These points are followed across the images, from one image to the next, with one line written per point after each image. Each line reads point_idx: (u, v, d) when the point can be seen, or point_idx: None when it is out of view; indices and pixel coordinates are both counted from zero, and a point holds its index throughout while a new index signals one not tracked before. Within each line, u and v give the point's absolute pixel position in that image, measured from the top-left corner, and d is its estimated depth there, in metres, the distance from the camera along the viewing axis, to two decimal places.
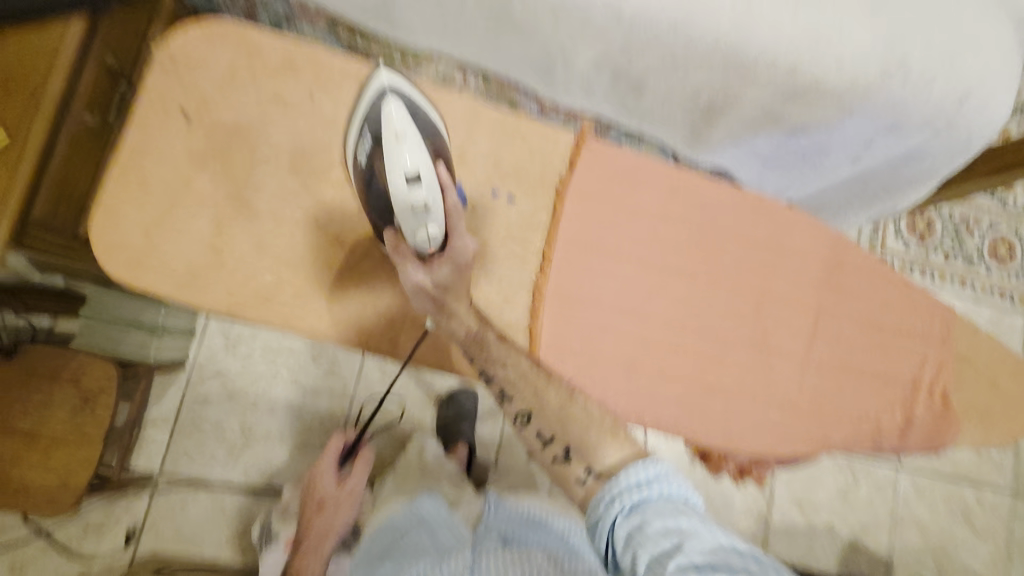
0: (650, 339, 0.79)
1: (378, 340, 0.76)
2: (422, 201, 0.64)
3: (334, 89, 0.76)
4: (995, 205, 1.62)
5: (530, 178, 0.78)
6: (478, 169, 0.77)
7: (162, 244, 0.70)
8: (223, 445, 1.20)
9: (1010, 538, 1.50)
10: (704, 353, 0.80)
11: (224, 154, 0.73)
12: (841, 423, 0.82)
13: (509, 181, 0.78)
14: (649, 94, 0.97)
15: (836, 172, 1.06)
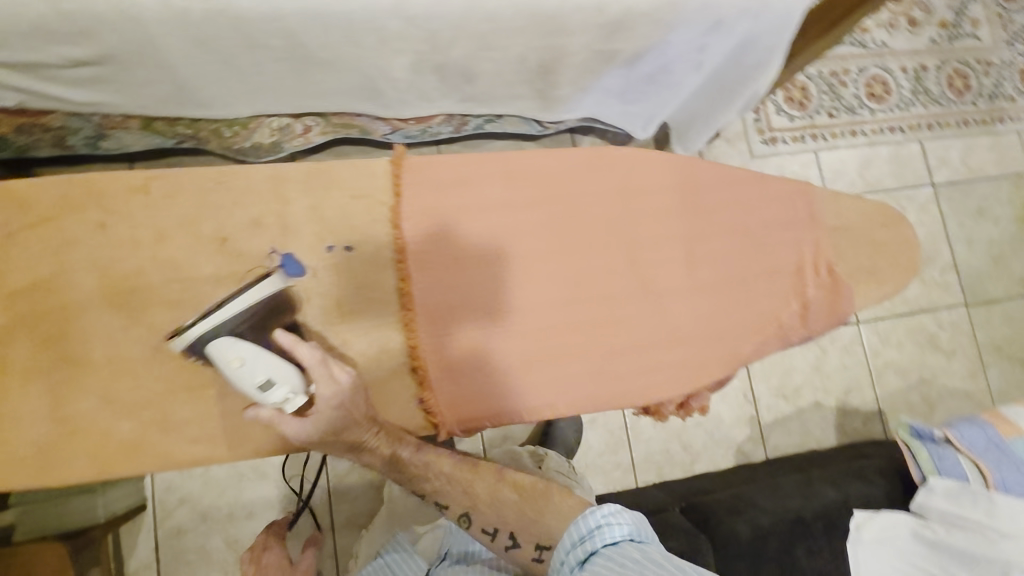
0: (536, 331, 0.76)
1: (266, 441, 0.70)
2: (283, 397, 0.61)
3: (126, 207, 0.71)
4: (858, 50, 1.65)
5: (360, 220, 0.74)
6: (304, 232, 0.72)
7: (6, 436, 0.67)
8: (216, 567, 1.16)
9: (977, 347, 1.57)
10: (594, 323, 0.78)
11: (36, 318, 0.68)
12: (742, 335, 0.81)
13: (337, 232, 0.73)
14: (480, 77, 0.95)
15: (688, 84, 1.06)
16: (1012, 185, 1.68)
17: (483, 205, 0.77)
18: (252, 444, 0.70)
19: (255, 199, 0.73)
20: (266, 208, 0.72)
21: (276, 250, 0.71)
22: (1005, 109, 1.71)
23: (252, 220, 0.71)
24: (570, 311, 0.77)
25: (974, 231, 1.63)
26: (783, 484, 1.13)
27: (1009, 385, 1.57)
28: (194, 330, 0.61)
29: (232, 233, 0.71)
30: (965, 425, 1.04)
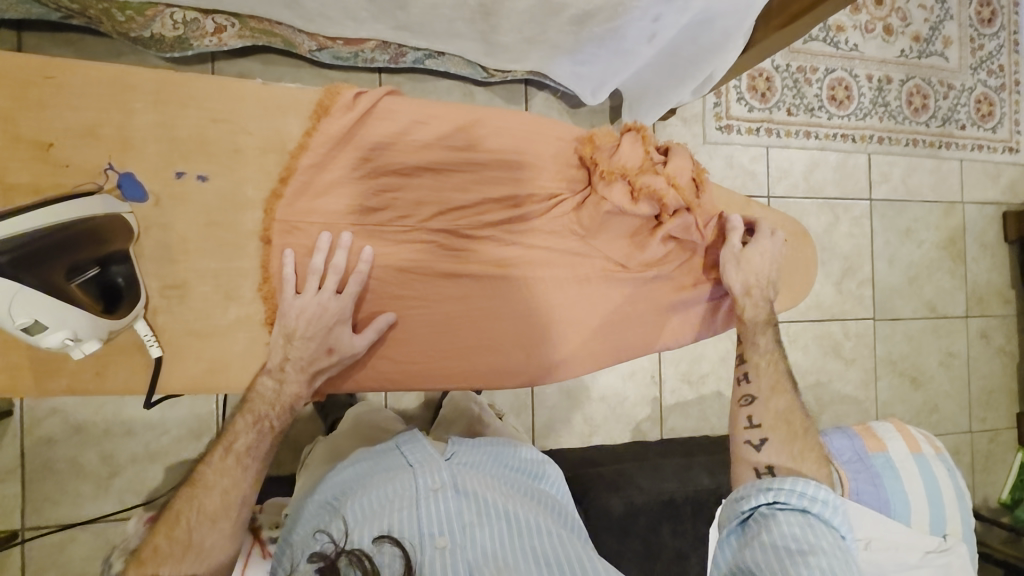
0: (442, 332, 0.85)
1: (80, 380, 0.74)
2: (60, 340, 0.65)
3: None
4: (829, 50, 1.61)
5: (217, 151, 0.75)
6: (150, 154, 0.72)
7: None
8: (89, 480, 1.11)
9: (875, 359, 1.66)
10: (422, 296, 0.84)
11: None
12: (555, 317, 0.89)
13: (193, 160, 0.74)
14: (415, 7, 0.87)
15: (639, 55, 1.01)
16: (943, 211, 1.73)
17: (405, 193, 0.81)
18: (65, 381, 0.74)
19: (81, 112, 0.70)
20: (107, 118, 0.71)
21: (112, 166, 0.71)
22: (954, 135, 1.74)
23: (85, 129, 0.70)
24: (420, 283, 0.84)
25: (898, 250, 1.68)
26: (665, 466, 1.18)
27: (894, 398, 1.68)
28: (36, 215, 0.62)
29: (61, 138, 0.70)
30: (836, 434, 1.09)
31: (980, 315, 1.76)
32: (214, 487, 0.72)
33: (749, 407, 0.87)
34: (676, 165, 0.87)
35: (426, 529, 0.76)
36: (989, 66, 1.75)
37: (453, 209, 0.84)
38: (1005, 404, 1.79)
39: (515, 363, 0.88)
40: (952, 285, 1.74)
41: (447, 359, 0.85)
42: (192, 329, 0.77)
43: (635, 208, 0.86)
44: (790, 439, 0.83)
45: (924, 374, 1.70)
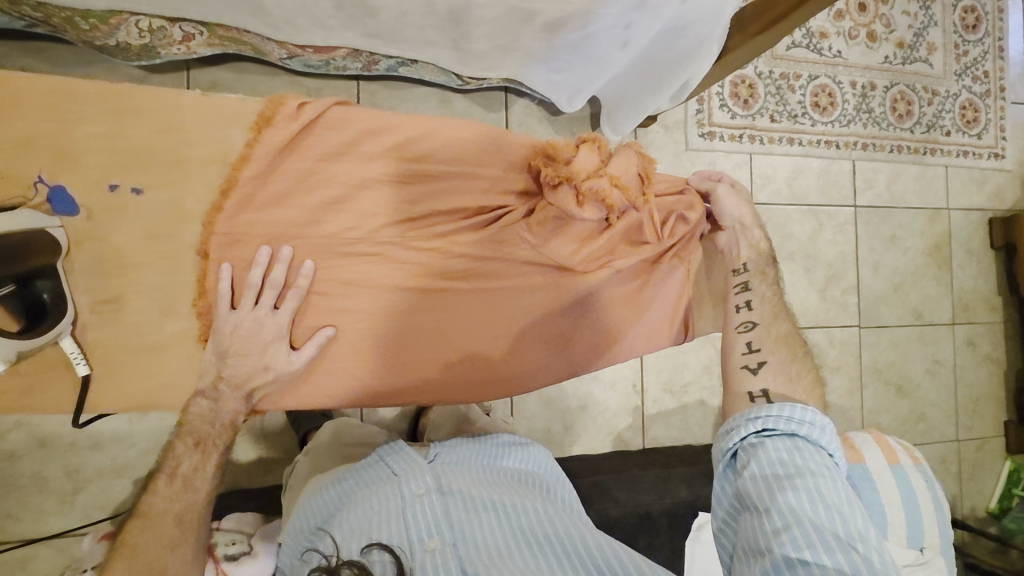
0: (399, 351, 0.85)
1: (5, 400, 0.71)
2: None
3: None
4: (813, 56, 1.61)
5: (158, 163, 0.73)
6: (84, 166, 0.70)
7: None
8: (54, 494, 1.09)
9: (859, 367, 1.65)
10: (372, 314, 0.83)
11: None
12: (511, 330, 0.90)
13: (130, 173, 0.72)
14: (383, 15, 0.86)
15: (613, 62, 1.00)
16: (928, 218, 1.72)
17: (359, 205, 0.80)
18: None
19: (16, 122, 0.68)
20: (38, 127, 0.69)
21: (41, 179, 0.69)
22: (939, 141, 1.73)
23: (17, 139, 0.68)
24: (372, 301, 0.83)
25: (882, 257, 1.67)
26: (642, 477, 1.17)
27: (879, 406, 1.67)
28: None
29: None
30: None
31: (966, 322, 1.75)
32: (163, 523, 0.76)
33: (750, 333, 0.85)
34: (619, 163, 0.86)
35: (415, 535, 0.75)
36: (974, 73, 1.75)
37: (405, 224, 0.83)
38: (992, 412, 1.78)
39: (466, 375, 0.89)
40: (938, 292, 1.73)
41: (406, 380, 0.86)
42: (126, 346, 0.75)
43: (580, 211, 0.85)
44: (788, 361, 0.81)
45: (909, 382, 1.69)
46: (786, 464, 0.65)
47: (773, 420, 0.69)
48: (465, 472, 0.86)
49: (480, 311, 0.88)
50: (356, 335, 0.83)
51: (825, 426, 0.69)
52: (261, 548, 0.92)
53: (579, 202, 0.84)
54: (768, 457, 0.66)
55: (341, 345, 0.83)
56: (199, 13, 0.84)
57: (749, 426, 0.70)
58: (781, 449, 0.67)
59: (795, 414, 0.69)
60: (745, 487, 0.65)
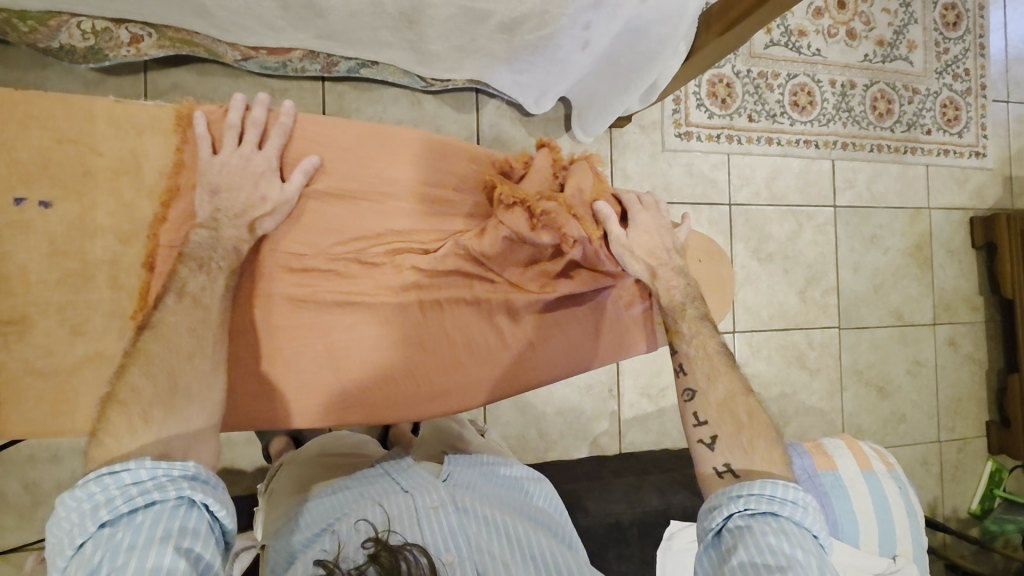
0: (343, 360, 0.83)
1: None
2: None
3: None
4: (792, 54, 1.59)
5: (64, 176, 0.71)
6: None
7: None
8: (11, 509, 1.06)
9: (840, 369, 1.63)
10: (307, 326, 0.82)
11: None
12: (455, 342, 0.88)
13: (35, 185, 0.70)
14: (332, 15, 0.83)
15: (576, 63, 0.97)
16: (909, 218, 1.71)
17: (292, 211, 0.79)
18: None
19: None
20: None
21: None
22: (919, 140, 1.72)
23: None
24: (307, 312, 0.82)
25: (863, 258, 1.66)
26: (614, 485, 1.15)
27: (861, 408, 1.65)
28: None
29: None
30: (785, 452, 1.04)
31: (947, 323, 1.74)
32: (176, 340, 0.66)
33: (693, 402, 0.81)
34: (575, 184, 0.85)
35: (432, 546, 0.72)
36: (954, 71, 1.73)
37: (338, 233, 0.82)
38: (974, 412, 1.77)
39: (405, 391, 0.85)
40: (919, 292, 1.71)
41: (353, 394, 0.84)
42: (33, 367, 0.71)
43: (534, 236, 0.83)
44: (738, 431, 0.78)
45: (891, 383, 1.68)
46: (774, 551, 0.64)
47: (756, 500, 0.69)
48: (479, 491, 0.84)
49: (422, 322, 0.86)
50: (301, 351, 0.81)
51: (809, 510, 0.69)
52: None
53: (530, 228, 0.83)
54: (756, 536, 0.66)
55: (271, 361, 0.80)
56: (140, 14, 0.81)
57: (736, 503, 0.70)
58: (767, 530, 0.66)
59: (781, 490, 0.69)
60: (729, 573, 0.65)
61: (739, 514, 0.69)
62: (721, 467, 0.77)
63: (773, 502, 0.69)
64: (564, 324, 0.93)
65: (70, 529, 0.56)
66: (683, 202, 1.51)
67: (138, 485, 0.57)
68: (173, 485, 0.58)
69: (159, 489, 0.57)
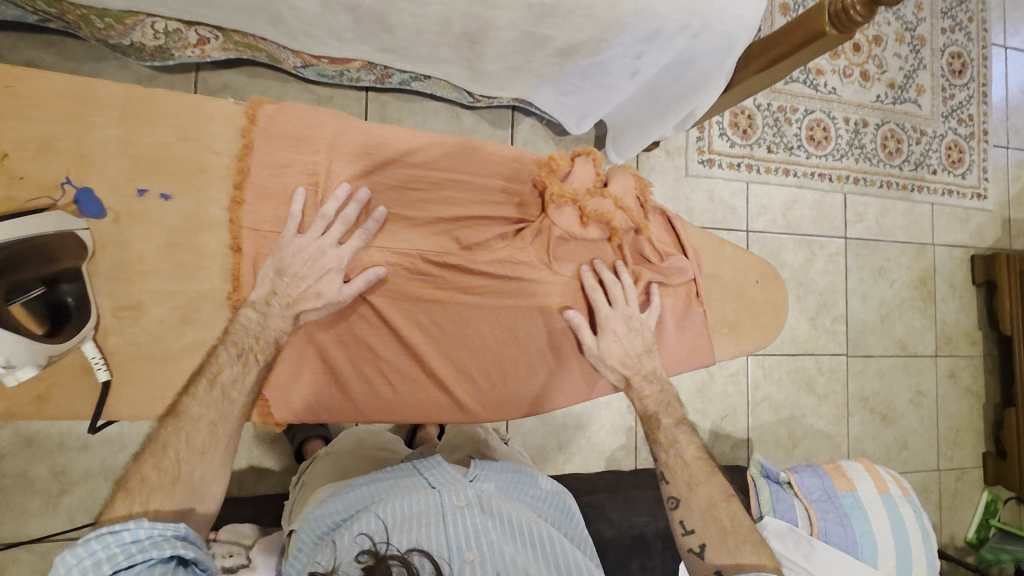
0: (426, 355, 0.88)
1: (19, 404, 0.74)
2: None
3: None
4: (809, 91, 1.66)
5: (178, 170, 0.76)
6: (109, 172, 0.73)
7: None
8: (38, 496, 1.08)
9: (847, 395, 1.68)
10: (397, 322, 0.86)
11: None
12: (530, 347, 0.93)
13: (155, 179, 0.75)
14: (400, 30, 0.86)
15: (621, 89, 1.02)
16: (914, 252, 1.77)
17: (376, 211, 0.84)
18: (3, 403, 0.73)
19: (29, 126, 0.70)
20: (62, 130, 0.71)
21: (68, 181, 0.71)
22: (926, 179, 1.79)
23: (38, 140, 0.70)
24: (398, 309, 0.87)
25: (871, 288, 1.72)
26: (636, 498, 1.18)
27: (865, 434, 1.70)
28: None
29: (15, 150, 0.70)
30: (807, 472, 1.10)
31: (948, 355, 1.80)
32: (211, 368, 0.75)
33: (679, 510, 0.85)
34: (618, 187, 0.96)
35: (454, 545, 0.74)
36: (959, 115, 1.82)
37: (419, 232, 0.87)
38: (972, 443, 1.82)
39: (481, 390, 0.91)
40: (922, 324, 1.77)
41: (428, 392, 0.89)
42: (143, 352, 0.77)
43: (584, 231, 0.93)
44: (708, 502, 0.85)
45: (894, 411, 1.73)
46: None
47: None
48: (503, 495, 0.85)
49: (502, 325, 0.91)
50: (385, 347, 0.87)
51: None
52: (260, 559, 0.92)
53: (582, 222, 0.93)
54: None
55: (363, 351, 0.87)
56: (218, 22, 0.85)
57: None
58: None
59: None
60: None
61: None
62: (684, 529, 0.85)
63: None
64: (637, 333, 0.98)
65: None
66: (703, 226, 1.56)
67: (136, 542, 0.62)
68: (168, 545, 0.63)
69: (151, 548, 0.62)
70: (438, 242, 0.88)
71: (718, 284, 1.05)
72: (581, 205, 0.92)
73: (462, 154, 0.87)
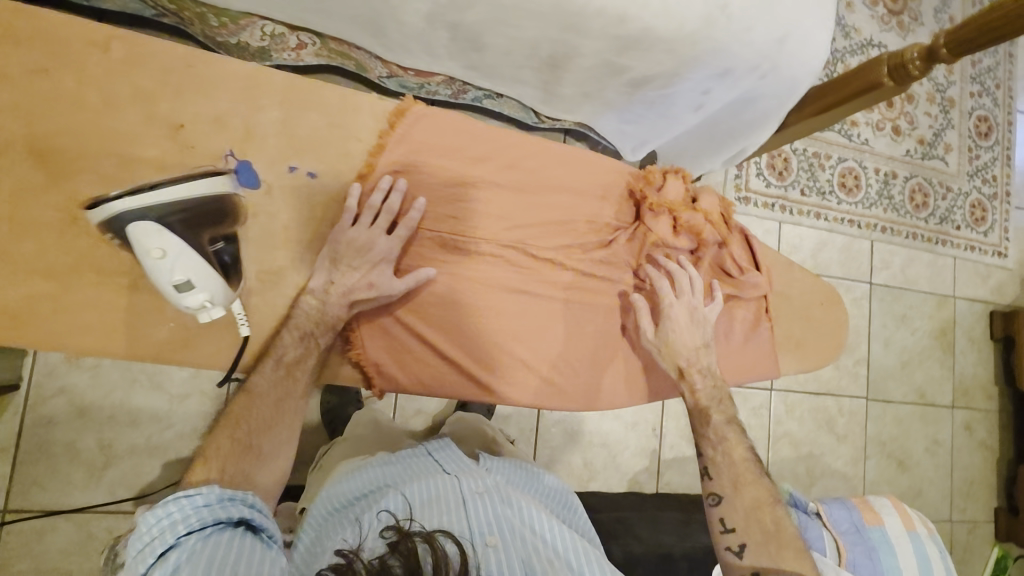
0: (524, 343, 0.94)
1: (168, 351, 0.78)
2: (196, 304, 0.71)
3: (85, 60, 0.71)
4: (843, 141, 1.73)
5: (330, 152, 0.82)
6: (269, 147, 0.78)
7: None
8: (82, 468, 1.09)
9: (865, 437, 1.70)
10: (504, 308, 0.92)
11: None
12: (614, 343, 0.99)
13: (305, 157, 0.81)
14: (489, 50, 0.93)
15: (682, 121, 1.08)
16: (936, 303, 1.82)
17: (487, 207, 0.90)
18: (154, 350, 0.77)
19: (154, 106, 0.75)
20: (232, 108, 0.76)
21: (232, 154, 0.77)
22: (950, 234, 1.85)
23: (211, 115, 0.76)
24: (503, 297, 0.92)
25: (893, 335, 1.76)
26: (664, 518, 1.19)
27: (881, 478, 1.71)
28: (118, 208, 0.68)
29: (189, 123, 0.75)
30: (836, 505, 1.13)
31: (965, 407, 1.83)
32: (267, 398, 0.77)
33: (720, 508, 0.87)
34: (709, 202, 1.02)
35: (476, 529, 0.76)
36: (983, 176, 1.89)
37: (524, 230, 0.93)
38: (984, 497, 1.83)
39: (570, 380, 0.96)
40: (941, 374, 1.81)
41: (527, 378, 0.93)
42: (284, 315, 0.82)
43: (675, 239, 1.01)
44: (754, 504, 0.86)
45: (911, 458, 1.75)
46: None
47: None
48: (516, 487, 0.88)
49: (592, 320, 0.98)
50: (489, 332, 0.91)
51: None
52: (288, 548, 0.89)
53: (675, 231, 1.00)
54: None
55: (469, 335, 0.90)
56: (323, 29, 0.92)
57: None
58: None
59: None
60: None
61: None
62: (722, 526, 0.86)
63: None
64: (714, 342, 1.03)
65: (150, 541, 0.62)
66: None
67: (208, 506, 0.65)
68: (236, 508, 0.66)
69: (226, 507, 0.66)
70: (541, 240, 0.94)
71: (788, 303, 1.11)
72: (676, 215, 1.00)
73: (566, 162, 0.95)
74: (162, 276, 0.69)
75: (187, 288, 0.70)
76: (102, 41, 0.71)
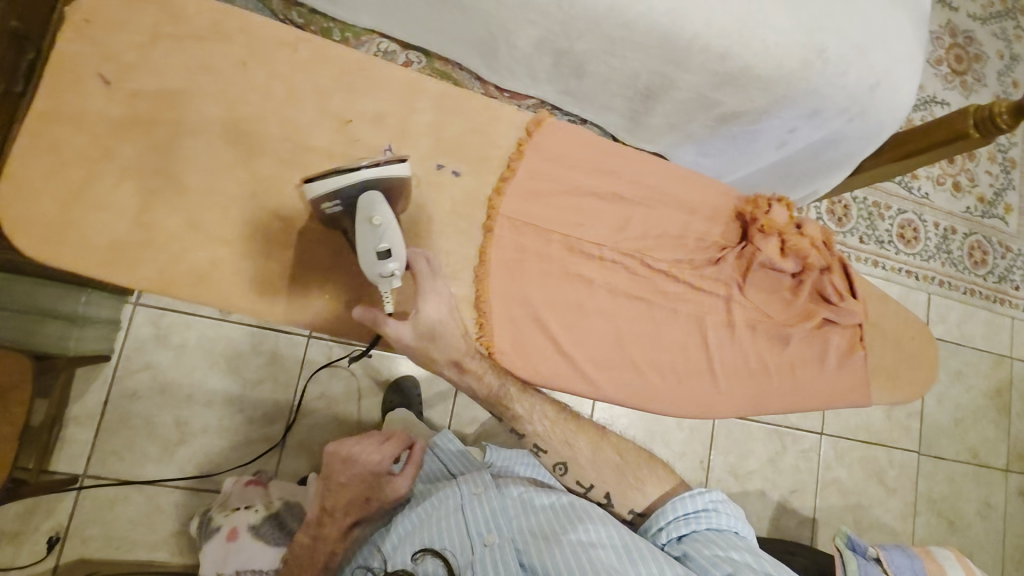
0: (631, 345, 1.02)
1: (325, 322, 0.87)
2: (389, 272, 0.73)
3: (270, 57, 0.85)
4: (903, 193, 1.75)
5: (472, 155, 0.95)
6: (422, 146, 0.91)
7: (154, 221, 0.80)
8: (157, 443, 1.14)
9: (914, 493, 1.66)
10: (612, 309, 1.01)
11: (148, 123, 0.79)
12: (713, 353, 1.06)
13: (451, 158, 0.94)
14: (589, 77, 0.97)
15: (763, 158, 1.11)
16: (992, 362, 1.79)
17: (601, 217, 1.01)
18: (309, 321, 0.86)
19: None
20: (394, 108, 0.90)
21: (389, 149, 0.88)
22: (1008, 294, 1.84)
23: (376, 114, 0.89)
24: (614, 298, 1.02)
25: (947, 390, 1.73)
26: None
27: (931, 537, 1.66)
28: (341, 173, 0.72)
29: (359, 120, 0.88)
30: (896, 552, 1.09)
31: (1020, 472, 1.77)
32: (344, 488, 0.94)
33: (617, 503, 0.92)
34: (812, 228, 1.08)
35: (475, 530, 0.86)
36: None
37: (633, 241, 1.03)
38: None
39: (672, 384, 1.03)
40: (995, 435, 1.76)
41: (632, 377, 1.01)
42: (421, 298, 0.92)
43: (782, 261, 1.06)
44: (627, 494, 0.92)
45: (961, 519, 1.69)
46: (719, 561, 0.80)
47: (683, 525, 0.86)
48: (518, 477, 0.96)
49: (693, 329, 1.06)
50: (600, 331, 1.00)
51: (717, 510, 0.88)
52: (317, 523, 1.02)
53: (781, 253, 1.06)
54: (697, 559, 0.81)
55: (583, 331, 0.99)
56: (435, 49, 0.98)
57: (664, 535, 0.86)
58: (703, 528, 0.86)
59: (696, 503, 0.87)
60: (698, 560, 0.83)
61: (671, 545, 0.86)
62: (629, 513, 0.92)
63: (689, 518, 0.86)
64: (804, 361, 1.09)
65: None
66: None
67: None
68: None
69: None
70: (648, 250, 1.04)
71: (881, 333, 1.15)
72: (783, 237, 1.06)
73: (669, 183, 1.04)
74: (364, 241, 0.72)
75: (389, 256, 0.72)
76: (291, 43, 0.85)
